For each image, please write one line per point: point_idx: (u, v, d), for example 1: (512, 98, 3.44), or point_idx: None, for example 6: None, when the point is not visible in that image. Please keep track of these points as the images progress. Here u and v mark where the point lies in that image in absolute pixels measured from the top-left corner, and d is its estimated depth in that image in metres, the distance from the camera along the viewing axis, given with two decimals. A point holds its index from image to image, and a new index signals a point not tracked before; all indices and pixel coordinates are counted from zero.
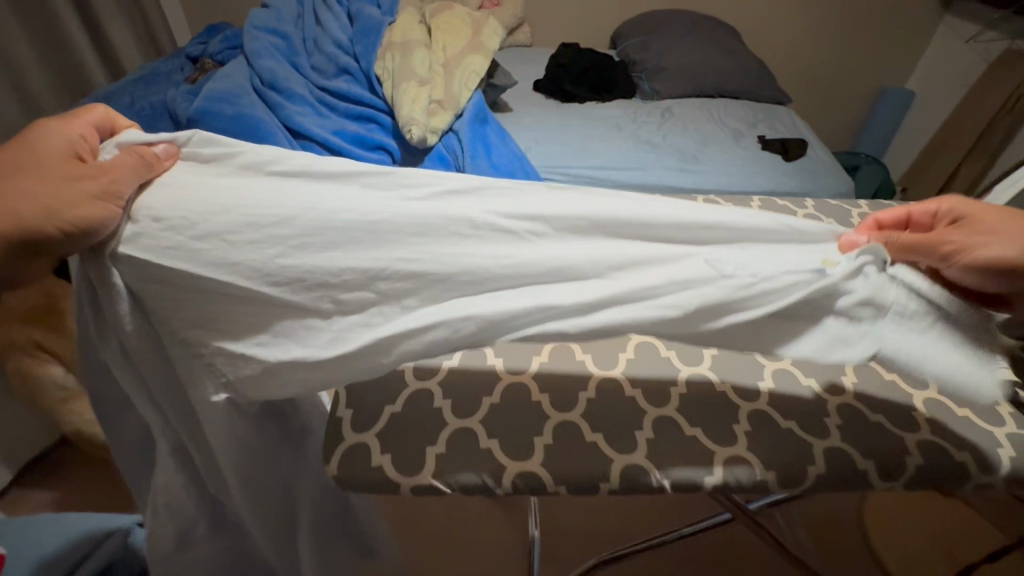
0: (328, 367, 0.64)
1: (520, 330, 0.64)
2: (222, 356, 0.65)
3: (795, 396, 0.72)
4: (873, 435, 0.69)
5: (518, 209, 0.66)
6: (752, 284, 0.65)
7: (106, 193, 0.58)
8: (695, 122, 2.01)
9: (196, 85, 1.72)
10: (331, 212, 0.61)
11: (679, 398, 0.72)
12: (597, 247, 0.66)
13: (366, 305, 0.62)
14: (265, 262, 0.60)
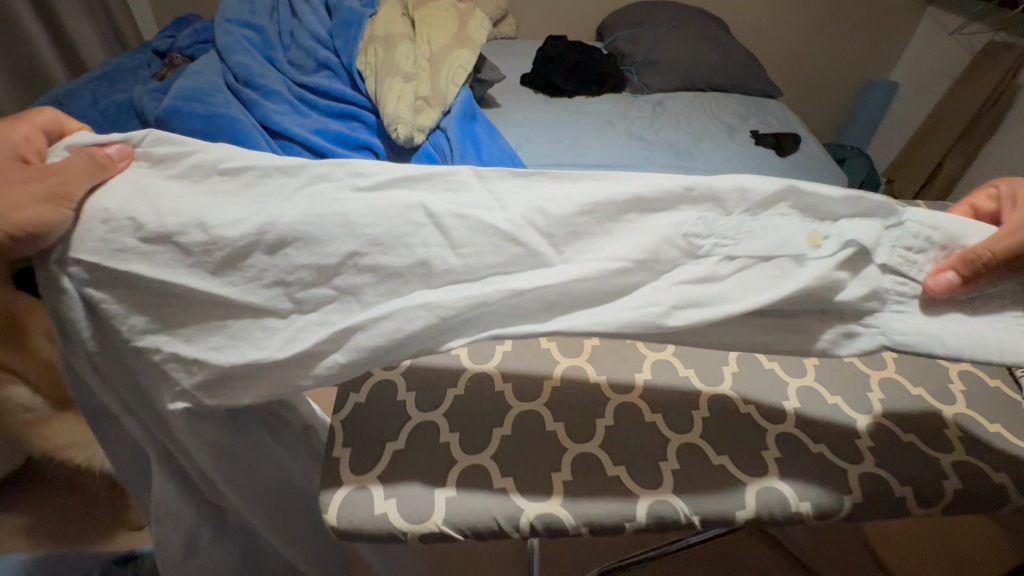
0: (284, 374, 0.58)
1: (479, 327, 0.58)
2: (174, 361, 0.58)
3: (823, 417, 0.69)
4: (906, 457, 0.65)
5: (480, 196, 0.57)
6: (741, 267, 0.59)
7: (53, 197, 0.54)
8: (689, 117, 1.97)
9: (164, 82, 1.61)
10: (270, 214, 0.55)
11: (701, 422, 0.68)
12: (566, 229, 0.57)
13: (324, 304, 0.56)
14: (216, 263, 0.55)
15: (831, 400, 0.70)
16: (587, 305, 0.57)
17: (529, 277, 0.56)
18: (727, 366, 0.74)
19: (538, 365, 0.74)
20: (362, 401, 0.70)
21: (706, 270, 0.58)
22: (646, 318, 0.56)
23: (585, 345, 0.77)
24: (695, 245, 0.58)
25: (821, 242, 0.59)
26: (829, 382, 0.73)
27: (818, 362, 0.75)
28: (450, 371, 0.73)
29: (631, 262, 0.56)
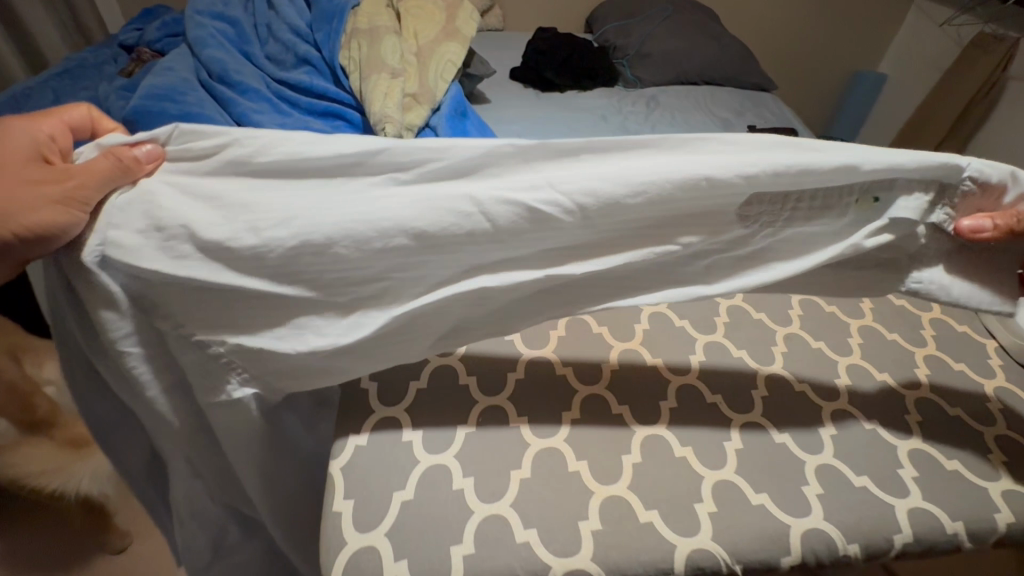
0: (351, 355, 0.59)
1: (536, 302, 0.61)
2: (237, 354, 0.59)
3: (865, 447, 0.60)
4: (962, 490, 0.57)
5: (518, 175, 0.53)
6: (785, 239, 0.60)
7: (62, 196, 0.51)
8: (683, 112, 1.92)
9: (132, 79, 1.50)
10: (314, 209, 0.52)
11: (734, 455, 0.58)
12: (632, 211, 0.53)
13: (376, 295, 0.57)
14: (269, 268, 0.53)
15: (870, 425, 0.62)
16: (628, 287, 0.60)
17: (583, 263, 0.57)
18: (756, 390, 0.64)
19: (551, 396, 0.63)
20: (364, 443, 0.58)
21: (754, 247, 0.60)
22: (682, 291, 0.60)
23: (603, 369, 0.66)
24: (747, 215, 0.58)
25: (871, 206, 0.59)
26: (868, 405, 0.64)
27: (852, 381, 0.67)
28: (455, 403, 0.61)
29: (673, 246, 0.58)
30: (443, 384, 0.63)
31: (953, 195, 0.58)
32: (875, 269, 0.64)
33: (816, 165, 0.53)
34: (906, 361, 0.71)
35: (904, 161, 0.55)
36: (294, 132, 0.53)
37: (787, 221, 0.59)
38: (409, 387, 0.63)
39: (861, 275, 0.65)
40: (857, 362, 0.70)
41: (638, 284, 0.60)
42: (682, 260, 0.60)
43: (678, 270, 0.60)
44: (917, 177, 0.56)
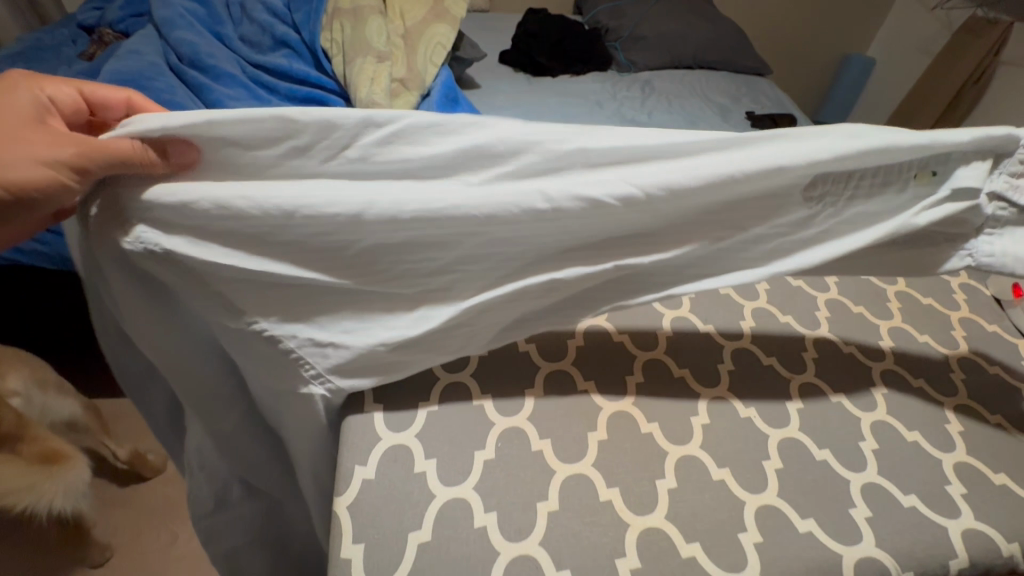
0: (414, 348, 0.52)
1: (606, 293, 0.54)
2: (312, 346, 0.51)
3: (911, 464, 0.56)
4: (1012, 506, 0.54)
5: (580, 159, 0.46)
6: (847, 219, 0.53)
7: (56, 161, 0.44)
8: (678, 97, 1.86)
9: (93, 63, 1.38)
10: (362, 196, 0.44)
11: (774, 475, 0.54)
12: (720, 200, 0.49)
13: (438, 291, 0.51)
14: (338, 262, 0.48)
15: (910, 437, 0.58)
16: (704, 276, 0.54)
17: (654, 252, 0.51)
18: (790, 403, 0.60)
19: (575, 415, 0.57)
20: (372, 478, 0.50)
21: (826, 231, 0.53)
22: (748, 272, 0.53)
23: (628, 383, 0.61)
24: (811, 195, 0.51)
25: (930, 181, 0.52)
26: (904, 416, 0.61)
27: (888, 390, 0.63)
28: (473, 428, 0.55)
29: (752, 232, 0.52)
30: (452, 404, 0.57)
31: (1010, 164, 0.51)
32: (936, 250, 0.56)
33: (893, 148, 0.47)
34: (937, 367, 0.67)
35: (956, 140, 0.49)
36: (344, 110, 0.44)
37: (850, 199, 0.52)
38: (419, 408, 0.56)
39: (915, 257, 0.57)
40: (889, 368, 0.66)
41: (712, 271, 0.54)
42: (778, 249, 0.53)
43: (740, 259, 0.53)
44: (975, 147, 0.50)
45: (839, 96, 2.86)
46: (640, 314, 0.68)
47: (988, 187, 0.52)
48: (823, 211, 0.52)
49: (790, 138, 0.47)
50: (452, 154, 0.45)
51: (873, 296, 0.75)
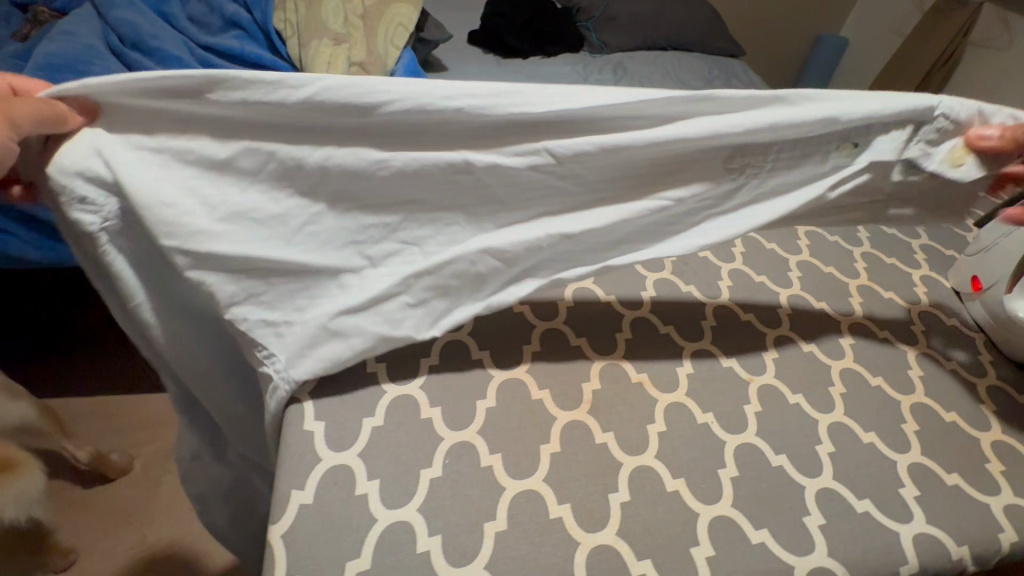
0: (353, 321, 0.49)
1: (548, 264, 0.54)
2: (264, 326, 0.49)
3: (866, 467, 0.55)
4: (964, 508, 0.53)
5: (506, 123, 0.45)
6: (768, 190, 0.55)
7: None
8: (651, 80, 1.82)
9: (27, 45, 1.28)
10: (297, 165, 0.45)
11: (730, 483, 0.53)
12: (659, 164, 0.50)
13: (391, 258, 0.50)
14: (289, 232, 0.47)
15: (866, 438, 0.58)
16: (637, 236, 0.54)
17: (593, 212, 0.52)
18: (748, 406, 0.59)
19: (528, 427, 0.55)
20: (311, 502, 0.48)
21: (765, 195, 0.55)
22: (681, 242, 0.55)
23: (584, 391, 0.59)
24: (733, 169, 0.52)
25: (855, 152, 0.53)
26: (860, 417, 0.60)
27: (845, 390, 0.62)
28: (420, 445, 0.52)
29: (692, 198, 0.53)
30: (399, 419, 0.54)
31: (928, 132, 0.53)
32: (855, 209, 0.62)
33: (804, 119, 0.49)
34: (896, 363, 0.66)
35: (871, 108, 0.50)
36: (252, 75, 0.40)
37: (770, 172, 0.53)
38: (363, 427, 0.53)
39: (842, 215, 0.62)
40: (849, 365, 0.65)
41: (650, 235, 0.55)
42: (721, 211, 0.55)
43: (668, 225, 0.55)
44: (896, 118, 0.52)
45: (813, 77, 2.85)
46: (599, 317, 0.65)
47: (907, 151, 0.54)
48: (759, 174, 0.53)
49: (716, 106, 0.48)
50: (376, 125, 0.44)
51: (836, 292, 0.73)
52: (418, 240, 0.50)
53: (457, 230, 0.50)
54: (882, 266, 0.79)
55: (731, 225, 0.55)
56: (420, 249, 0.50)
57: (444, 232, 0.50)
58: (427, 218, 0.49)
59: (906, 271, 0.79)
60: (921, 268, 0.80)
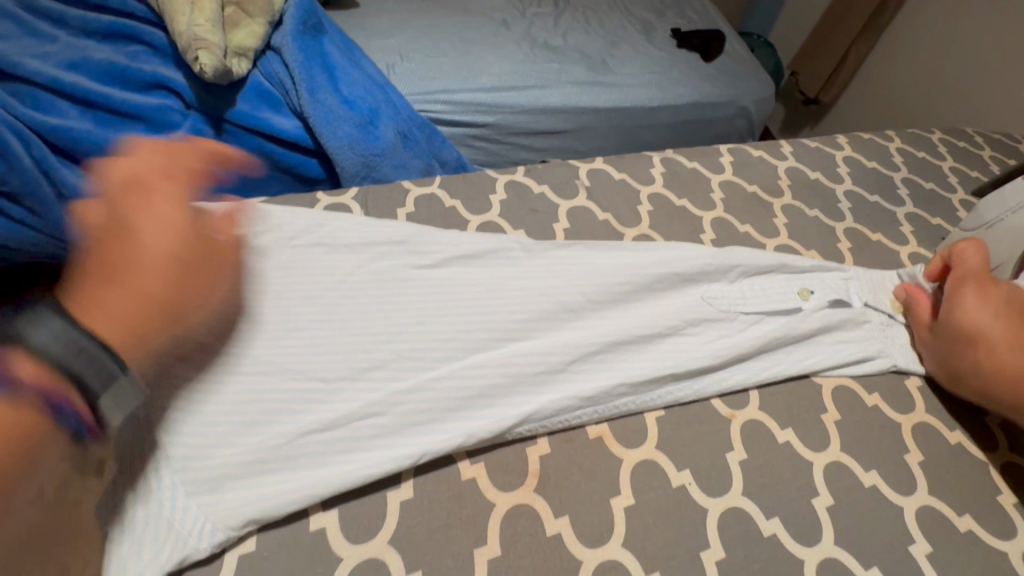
0: (315, 447, 0.42)
1: (539, 376, 0.48)
2: (191, 457, 0.40)
3: (870, 523, 0.46)
4: (978, 562, 0.45)
5: (545, 262, 0.56)
6: (749, 292, 0.57)
7: (206, 252, 0.44)
8: (596, 11, 1.60)
9: None
10: (324, 265, 0.52)
11: (715, 571, 0.42)
12: (635, 270, 0.56)
13: (374, 369, 0.46)
14: (278, 330, 0.47)
15: (867, 481, 0.48)
16: (622, 338, 0.51)
17: (587, 317, 0.53)
18: (731, 454, 0.48)
19: (458, 524, 0.42)
20: None
21: (767, 328, 0.55)
22: (671, 349, 0.52)
23: (531, 459, 0.46)
24: (721, 306, 0.55)
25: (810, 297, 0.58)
26: (859, 451, 0.50)
27: (840, 417, 0.52)
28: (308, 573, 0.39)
29: (686, 323, 0.53)
30: (277, 538, 0.40)
31: (861, 284, 0.61)
32: None
33: (751, 260, 0.59)
34: (893, 374, 0.57)
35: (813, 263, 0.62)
36: (339, 215, 0.56)
37: (746, 290, 0.57)
38: (226, 552, 0.39)
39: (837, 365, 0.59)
40: (840, 381, 0.55)
41: (634, 340, 0.51)
42: (705, 319, 0.54)
43: (670, 324, 0.53)
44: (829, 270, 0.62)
45: None
46: None
47: (855, 299, 0.59)
48: (745, 308, 0.56)
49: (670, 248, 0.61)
50: (398, 260, 0.54)
51: None
52: (409, 348, 0.48)
53: (454, 340, 0.49)
54: (869, 246, 0.70)
55: (713, 336, 0.53)
56: (406, 358, 0.47)
57: (441, 344, 0.48)
58: (423, 330, 0.49)
59: (894, 250, 0.70)
60: (909, 244, 0.71)
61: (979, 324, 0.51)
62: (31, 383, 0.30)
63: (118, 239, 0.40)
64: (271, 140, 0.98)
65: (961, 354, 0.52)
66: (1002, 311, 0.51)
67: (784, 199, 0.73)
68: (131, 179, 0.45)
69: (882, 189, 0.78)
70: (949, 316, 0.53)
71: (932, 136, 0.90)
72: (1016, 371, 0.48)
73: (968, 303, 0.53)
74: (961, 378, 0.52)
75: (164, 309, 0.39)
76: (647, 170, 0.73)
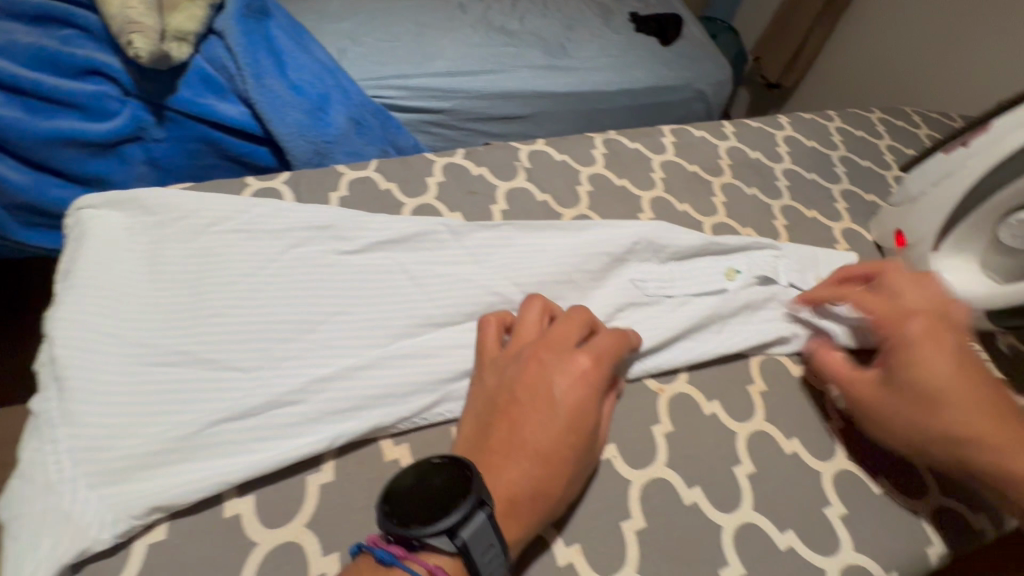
0: (232, 434, 0.41)
1: (464, 360, 0.49)
2: (96, 448, 0.39)
3: (789, 488, 0.47)
4: (888, 521, 0.47)
5: (476, 244, 0.56)
6: (677, 274, 0.58)
7: (594, 449, 0.43)
8: None
9: None
10: (246, 252, 0.51)
11: (635, 540, 0.43)
12: (565, 257, 0.56)
13: (296, 357, 0.46)
14: (195, 319, 0.46)
15: (788, 448, 0.50)
16: None
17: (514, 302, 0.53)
18: (657, 427, 0.49)
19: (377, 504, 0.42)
20: None
21: (694, 308, 0.56)
22: None
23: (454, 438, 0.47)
24: (648, 289, 0.56)
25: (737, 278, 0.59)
26: (782, 420, 0.52)
27: (765, 388, 0.54)
28: (220, 560, 0.38)
29: (611, 306, 0.54)
30: (188, 527, 0.39)
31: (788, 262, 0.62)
32: None
33: (679, 241, 0.60)
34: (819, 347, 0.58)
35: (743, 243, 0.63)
36: (263, 200, 0.55)
37: (674, 273, 0.58)
38: (134, 541, 0.38)
39: None
40: (767, 355, 0.56)
41: None
42: (631, 303, 0.55)
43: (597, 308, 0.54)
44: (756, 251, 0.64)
45: None
46: None
47: (783, 277, 0.61)
48: (672, 291, 0.57)
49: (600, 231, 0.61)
50: (325, 247, 0.53)
51: None
52: (333, 336, 0.47)
53: (379, 325, 0.49)
54: (803, 223, 0.71)
55: (640, 319, 0.54)
56: (329, 345, 0.47)
57: (365, 332, 0.48)
58: (347, 318, 0.49)
59: (827, 226, 0.71)
60: (842, 220, 0.73)
61: (939, 384, 0.45)
62: (434, 569, 0.35)
63: (509, 433, 0.41)
64: (218, 128, 0.95)
65: (926, 415, 0.45)
66: (955, 364, 0.46)
67: (722, 178, 0.74)
68: (524, 357, 0.44)
69: (820, 167, 0.79)
70: (909, 371, 0.46)
71: (871, 115, 0.92)
72: (987, 435, 0.43)
73: (919, 355, 0.46)
74: (927, 447, 0.45)
75: (515, 505, 0.38)
76: (588, 150, 0.73)
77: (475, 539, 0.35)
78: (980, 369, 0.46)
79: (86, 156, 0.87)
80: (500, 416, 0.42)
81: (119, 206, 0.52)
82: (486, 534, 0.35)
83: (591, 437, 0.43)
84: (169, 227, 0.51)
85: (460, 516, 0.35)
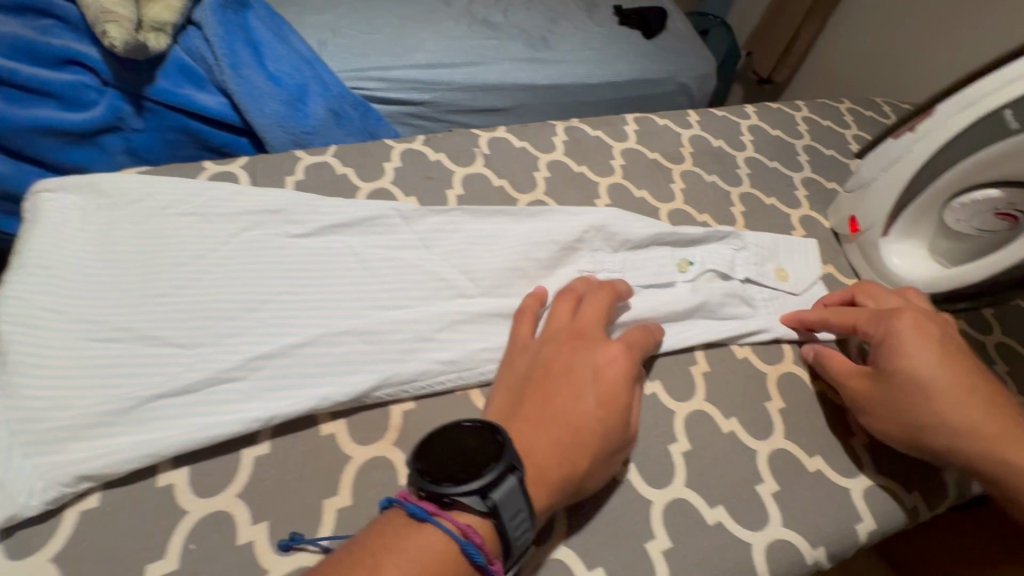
0: (171, 409, 0.42)
1: (406, 340, 0.49)
2: (32, 419, 0.40)
3: (722, 466, 0.48)
4: (820, 498, 0.48)
5: (426, 228, 0.57)
6: (628, 262, 0.59)
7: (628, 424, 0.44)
8: None
9: None
10: (195, 234, 0.52)
11: (563, 513, 0.43)
12: (514, 243, 0.57)
13: (238, 335, 0.46)
14: (139, 298, 0.47)
15: (725, 427, 0.50)
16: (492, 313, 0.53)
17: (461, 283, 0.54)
18: None
19: (310, 477, 0.43)
20: None
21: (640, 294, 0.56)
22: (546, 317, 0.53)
23: (394, 416, 0.48)
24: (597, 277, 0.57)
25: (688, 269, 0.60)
26: (721, 401, 0.52)
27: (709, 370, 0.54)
28: (151, 528, 0.39)
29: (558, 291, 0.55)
30: (121, 497, 0.40)
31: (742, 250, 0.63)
32: None
33: (631, 227, 0.60)
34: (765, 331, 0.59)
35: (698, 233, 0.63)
36: (216, 184, 0.55)
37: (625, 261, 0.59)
38: (66, 508, 0.39)
39: None
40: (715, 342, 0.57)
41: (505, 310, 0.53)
42: None
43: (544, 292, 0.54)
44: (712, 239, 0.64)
45: None
46: None
47: (740, 272, 0.61)
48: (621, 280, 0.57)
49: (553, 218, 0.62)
50: (274, 230, 0.54)
51: None
52: (276, 316, 0.48)
53: (323, 306, 0.50)
54: (761, 210, 0.72)
55: None
56: (273, 325, 0.48)
57: (309, 312, 0.49)
58: (291, 298, 0.50)
59: (786, 214, 0.72)
60: (801, 208, 0.73)
61: (928, 374, 0.47)
62: (465, 528, 0.35)
63: (544, 404, 0.42)
64: (195, 117, 0.96)
65: (916, 405, 0.47)
66: (941, 356, 0.48)
67: (683, 166, 0.75)
68: (559, 341, 0.47)
69: (783, 156, 0.80)
70: (897, 363, 0.48)
71: (840, 106, 0.92)
72: (975, 426, 0.45)
73: (910, 348, 0.48)
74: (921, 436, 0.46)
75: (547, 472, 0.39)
76: (549, 138, 0.73)
77: (507, 503, 0.36)
78: (961, 359, 0.48)
79: (62, 145, 0.88)
80: (535, 391, 0.44)
81: (73, 189, 0.53)
82: (516, 499, 0.36)
83: (625, 410, 0.44)
84: (120, 209, 0.52)
85: (493, 476, 0.36)
